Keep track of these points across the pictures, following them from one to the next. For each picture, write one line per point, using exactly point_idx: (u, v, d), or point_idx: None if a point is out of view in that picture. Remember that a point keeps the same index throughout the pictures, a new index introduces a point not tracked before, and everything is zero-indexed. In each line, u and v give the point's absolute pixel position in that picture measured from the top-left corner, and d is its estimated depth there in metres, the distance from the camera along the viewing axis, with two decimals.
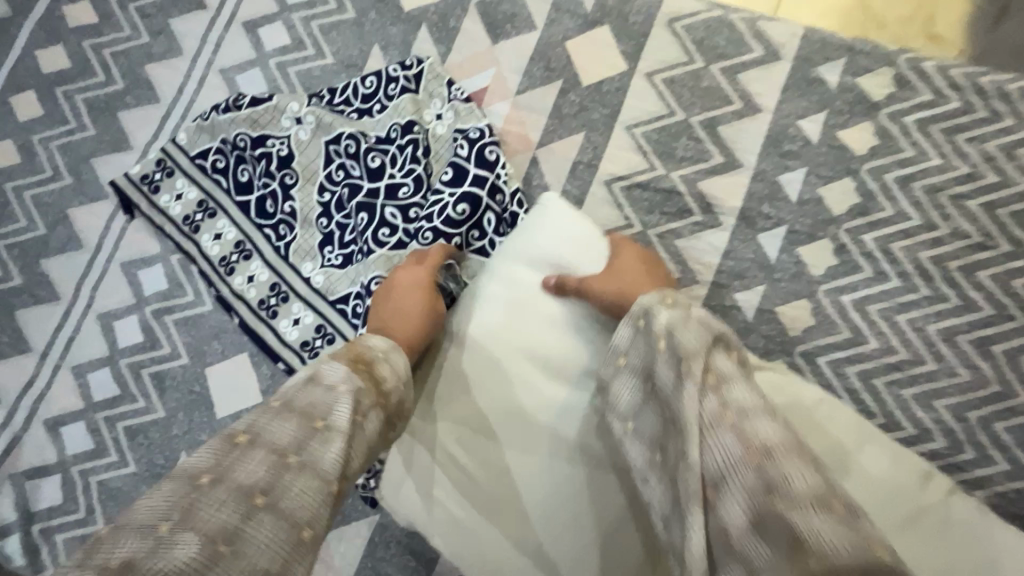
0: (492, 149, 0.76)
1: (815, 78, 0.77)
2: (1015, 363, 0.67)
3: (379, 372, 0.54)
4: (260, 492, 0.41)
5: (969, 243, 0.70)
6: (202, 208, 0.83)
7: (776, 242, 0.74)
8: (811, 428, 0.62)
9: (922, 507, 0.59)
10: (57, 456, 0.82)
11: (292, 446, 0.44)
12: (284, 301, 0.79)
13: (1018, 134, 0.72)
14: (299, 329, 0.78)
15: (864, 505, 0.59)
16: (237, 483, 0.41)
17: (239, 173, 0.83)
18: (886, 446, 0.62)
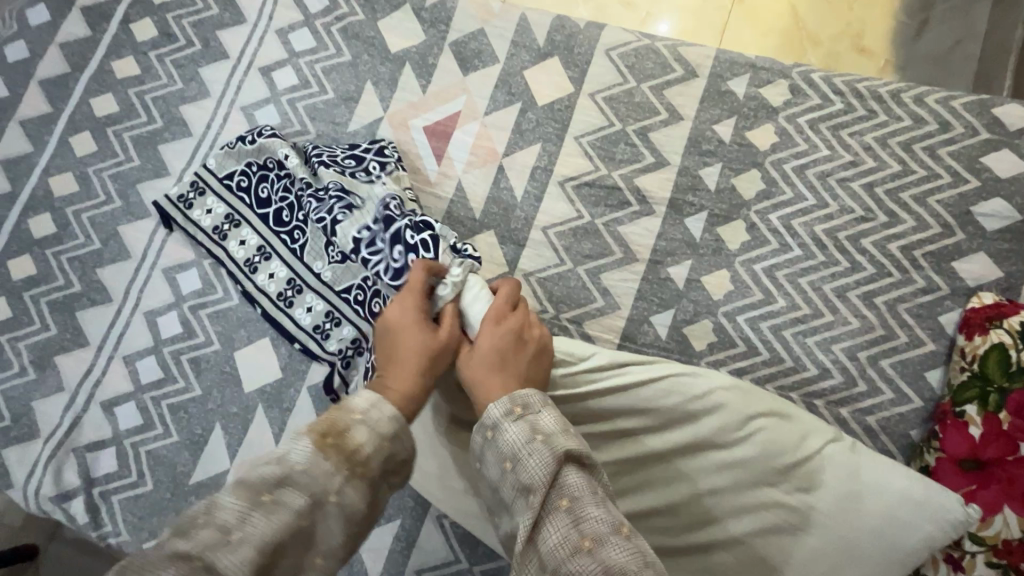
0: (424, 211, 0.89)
1: (726, 90, 0.94)
2: (895, 311, 0.83)
3: (352, 439, 0.53)
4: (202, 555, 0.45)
5: (854, 216, 0.86)
6: (229, 220, 1.00)
7: (700, 224, 0.90)
8: (700, 412, 0.73)
9: (800, 463, 0.70)
10: (111, 431, 0.98)
11: (236, 521, 0.47)
12: (299, 292, 0.96)
13: (890, 127, 0.88)
14: (312, 315, 0.95)
15: (744, 471, 0.70)
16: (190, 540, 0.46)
17: (260, 190, 1.00)
18: (773, 414, 0.72)
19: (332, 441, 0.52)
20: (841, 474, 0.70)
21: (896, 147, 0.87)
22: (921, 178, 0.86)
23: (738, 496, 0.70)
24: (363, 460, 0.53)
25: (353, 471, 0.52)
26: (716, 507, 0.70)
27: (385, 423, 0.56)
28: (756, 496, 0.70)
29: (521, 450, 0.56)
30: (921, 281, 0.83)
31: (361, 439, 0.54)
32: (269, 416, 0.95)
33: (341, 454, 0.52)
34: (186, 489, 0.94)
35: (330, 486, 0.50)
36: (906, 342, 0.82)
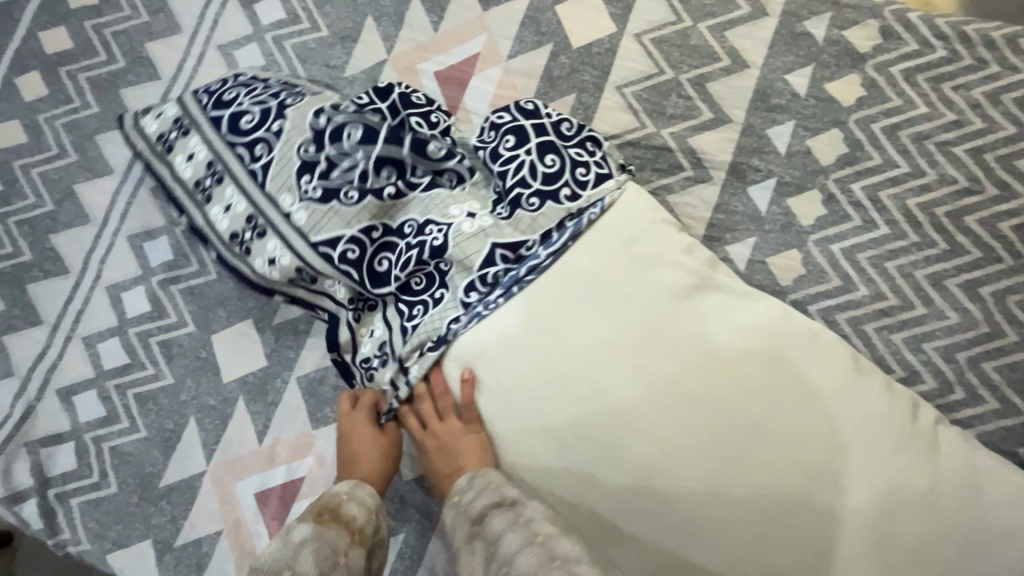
0: (527, 104, 0.71)
1: (801, 33, 0.78)
2: (1003, 304, 0.69)
3: (346, 512, 0.58)
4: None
5: (956, 189, 0.71)
6: (178, 126, 0.80)
7: (766, 194, 0.75)
8: (813, 357, 0.61)
9: (914, 433, 0.59)
10: (70, 424, 0.84)
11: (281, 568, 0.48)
12: (261, 237, 0.73)
13: (1004, 81, 0.73)
14: (275, 269, 0.72)
15: (861, 425, 0.59)
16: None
17: (227, 93, 0.78)
18: (878, 379, 0.61)
19: (329, 516, 0.57)
20: (957, 454, 0.58)
21: (1010, 105, 0.72)
22: None
23: (850, 457, 0.58)
24: (358, 529, 0.57)
25: (353, 537, 0.55)
26: (824, 468, 0.58)
27: (367, 498, 0.62)
28: (857, 473, 0.57)
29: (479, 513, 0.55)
30: None
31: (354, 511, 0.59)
32: (251, 411, 0.81)
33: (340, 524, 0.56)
34: (156, 493, 0.81)
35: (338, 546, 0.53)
36: (1015, 342, 0.68)
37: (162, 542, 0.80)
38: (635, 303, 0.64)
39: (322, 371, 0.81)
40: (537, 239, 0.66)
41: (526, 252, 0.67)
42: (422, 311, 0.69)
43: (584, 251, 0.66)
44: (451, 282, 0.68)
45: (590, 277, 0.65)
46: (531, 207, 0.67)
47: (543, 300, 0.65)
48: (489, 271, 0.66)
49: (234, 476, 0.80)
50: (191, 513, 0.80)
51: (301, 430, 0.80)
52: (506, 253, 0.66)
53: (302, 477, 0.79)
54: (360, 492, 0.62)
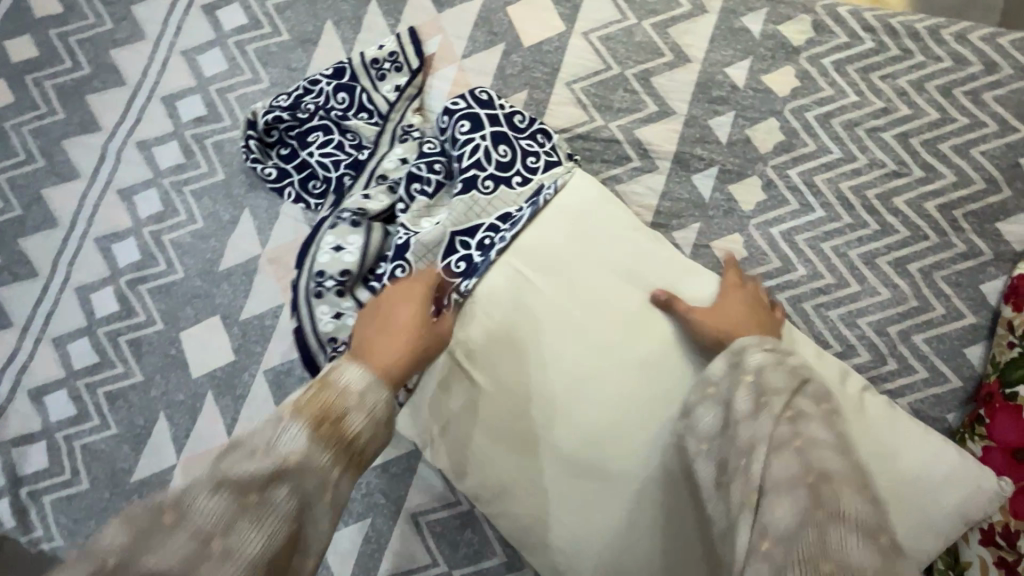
0: (484, 92, 0.77)
1: (739, 28, 0.82)
2: (930, 279, 0.72)
3: (350, 426, 0.45)
4: (118, 557, 0.35)
5: (885, 171, 0.75)
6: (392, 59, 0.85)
7: (709, 181, 0.79)
8: None
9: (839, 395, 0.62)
10: (41, 423, 0.86)
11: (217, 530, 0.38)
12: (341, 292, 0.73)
13: (928, 69, 0.77)
14: (337, 324, 0.72)
15: None
16: (141, 514, 0.37)
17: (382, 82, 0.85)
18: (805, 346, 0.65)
19: (328, 427, 0.44)
20: (885, 418, 0.61)
21: (934, 92, 0.76)
22: (963, 127, 0.74)
23: None
24: (361, 449, 0.45)
25: (352, 461, 0.45)
26: None
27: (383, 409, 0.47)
28: None
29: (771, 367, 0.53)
30: (961, 246, 0.72)
31: (359, 426, 0.45)
32: (220, 404, 0.84)
33: (341, 446, 0.44)
34: (127, 488, 0.83)
35: (328, 486, 0.43)
36: (943, 315, 0.72)
37: None
38: (590, 290, 0.66)
39: (288, 364, 0.84)
40: (492, 223, 0.71)
41: (482, 239, 0.70)
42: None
43: (541, 234, 0.69)
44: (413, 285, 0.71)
45: (545, 266, 0.68)
46: (489, 189, 0.72)
47: (500, 283, 0.68)
48: (450, 261, 0.70)
49: None
50: None
51: None
52: (465, 239, 0.70)
53: None
54: (374, 398, 0.47)
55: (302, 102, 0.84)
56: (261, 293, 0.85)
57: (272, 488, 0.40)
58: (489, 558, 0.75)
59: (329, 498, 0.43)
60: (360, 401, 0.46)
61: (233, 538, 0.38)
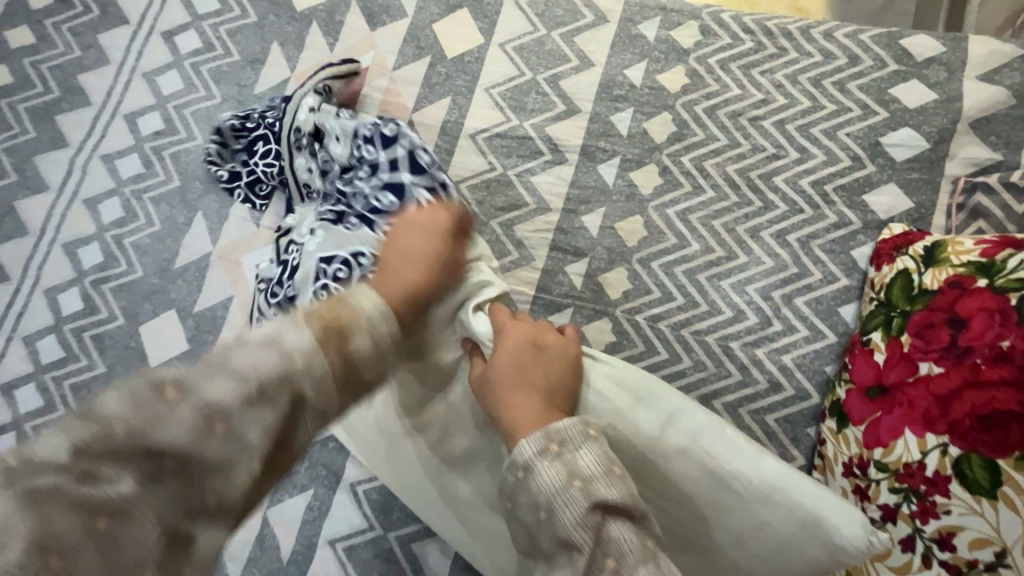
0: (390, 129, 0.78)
1: (636, 34, 0.91)
2: (808, 248, 0.81)
3: (354, 343, 0.46)
4: (127, 420, 0.39)
5: (766, 155, 0.84)
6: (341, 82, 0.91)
7: (613, 170, 0.88)
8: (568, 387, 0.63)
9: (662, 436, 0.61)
10: (11, 415, 0.93)
11: (189, 444, 0.40)
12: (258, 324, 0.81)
13: (800, 64, 0.86)
14: None
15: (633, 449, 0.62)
16: (144, 386, 0.41)
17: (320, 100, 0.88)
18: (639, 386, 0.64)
19: (334, 330, 0.45)
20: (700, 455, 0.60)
21: (806, 84, 0.85)
22: (832, 112, 0.84)
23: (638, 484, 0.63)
24: (352, 370, 0.46)
25: (344, 378, 0.46)
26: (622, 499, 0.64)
27: (385, 327, 0.48)
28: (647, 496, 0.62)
29: (557, 497, 0.52)
30: (833, 217, 0.81)
31: (362, 349, 0.46)
32: None
33: (334, 347, 0.45)
34: None
35: (316, 386, 0.44)
36: (820, 278, 0.79)
37: None
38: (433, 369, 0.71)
39: None
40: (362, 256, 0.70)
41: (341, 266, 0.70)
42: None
43: None
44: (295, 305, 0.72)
45: None
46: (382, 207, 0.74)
47: None
48: (316, 290, 0.70)
49: None
50: None
51: None
52: (325, 268, 0.70)
53: None
54: (381, 314, 0.48)
55: (255, 115, 0.94)
56: (212, 287, 0.93)
57: (243, 415, 0.42)
58: (418, 522, 0.82)
59: (312, 378, 0.44)
60: (368, 323, 0.47)
61: (234, 422, 0.41)
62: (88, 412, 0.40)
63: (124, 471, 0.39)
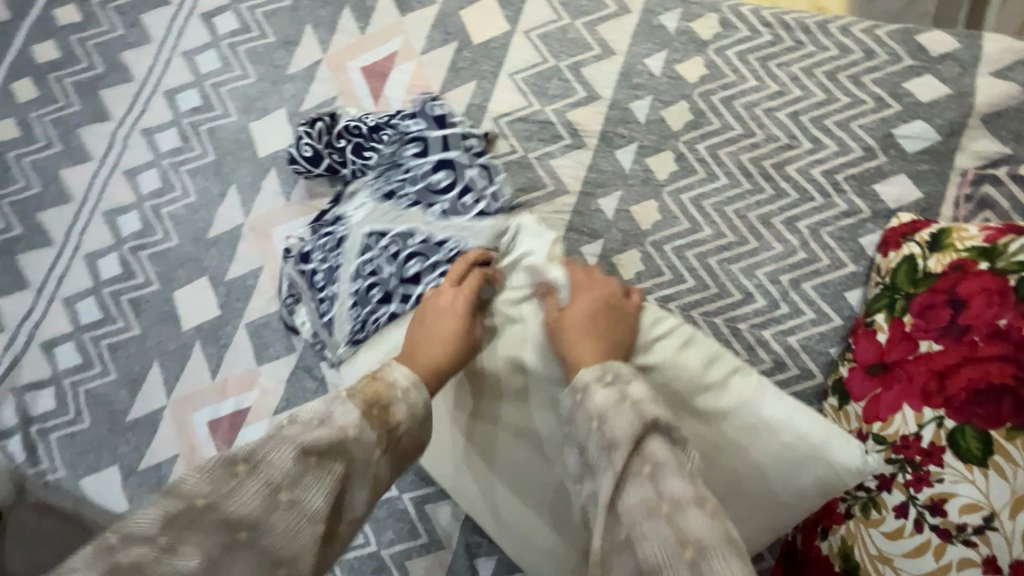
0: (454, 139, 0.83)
1: (657, 25, 0.94)
2: (817, 235, 0.83)
3: (394, 415, 0.58)
4: (206, 496, 0.47)
5: (779, 144, 0.87)
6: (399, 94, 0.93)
7: (629, 155, 0.91)
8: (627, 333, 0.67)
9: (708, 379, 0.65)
10: (51, 371, 0.98)
11: (258, 515, 0.47)
12: (297, 302, 0.89)
13: (817, 57, 0.89)
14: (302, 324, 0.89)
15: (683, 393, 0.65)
16: (221, 467, 0.48)
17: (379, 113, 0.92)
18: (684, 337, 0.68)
19: (376, 411, 0.57)
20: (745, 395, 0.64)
21: (821, 77, 0.88)
22: (846, 105, 0.86)
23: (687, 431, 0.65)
24: (397, 434, 0.58)
25: (390, 443, 0.57)
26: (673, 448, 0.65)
27: (422, 408, 0.61)
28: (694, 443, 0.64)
29: (609, 409, 0.56)
30: (843, 205, 0.83)
31: (400, 417, 0.59)
32: (206, 352, 0.95)
33: (382, 425, 0.56)
34: (123, 426, 0.94)
35: (367, 451, 0.54)
36: (827, 265, 0.82)
37: (127, 467, 0.92)
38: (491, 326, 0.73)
39: (265, 318, 0.95)
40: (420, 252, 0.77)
41: (408, 257, 0.77)
42: (328, 306, 0.83)
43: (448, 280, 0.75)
44: (341, 277, 0.81)
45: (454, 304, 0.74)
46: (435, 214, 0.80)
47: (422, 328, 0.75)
48: (365, 262, 0.79)
49: (190, 409, 0.94)
50: (154, 441, 0.93)
51: (248, 368, 0.94)
52: (377, 244, 0.79)
53: (248, 408, 0.93)
54: (415, 398, 0.61)
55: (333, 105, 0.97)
56: (243, 256, 0.98)
57: (302, 481, 0.49)
58: (432, 485, 0.85)
59: (371, 464, 0.54)
60: (405, 394, 0.60)
61: (293, 492, 0.49)
62: (174, 490, 0.47)
63: (196, 545, 0.45)
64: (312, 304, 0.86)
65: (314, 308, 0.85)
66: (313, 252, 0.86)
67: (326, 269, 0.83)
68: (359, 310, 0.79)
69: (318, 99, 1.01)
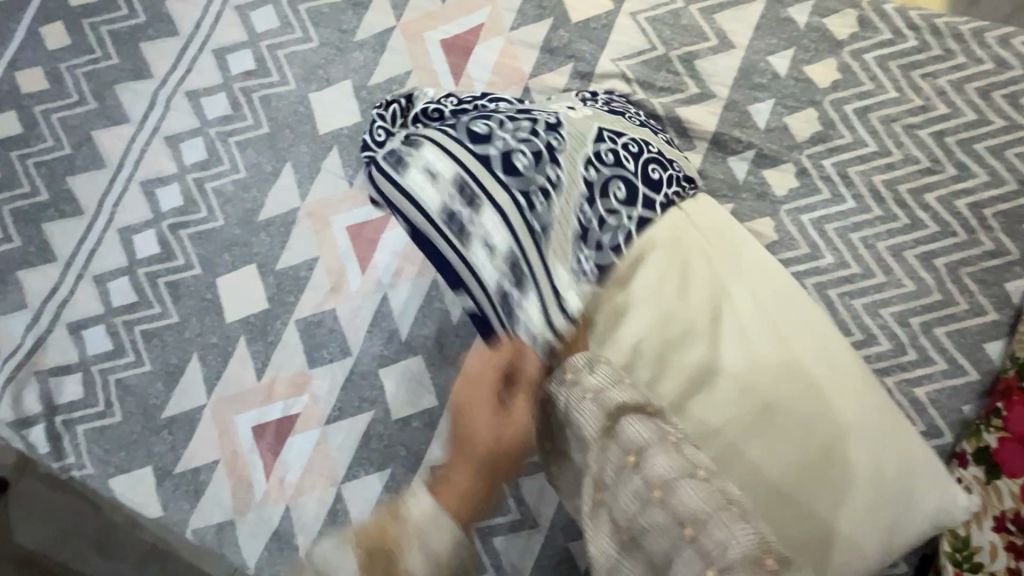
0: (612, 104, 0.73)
1: (785, 18, 0.83)
2: (956, 275, 0.74)
3: (406, 563, 0.45)
4: None
5: (919, 168, 0.77)
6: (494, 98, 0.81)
7: (744, 165, 0.81)
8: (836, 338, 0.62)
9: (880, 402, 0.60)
10: (78, 356, 0.89)
11: None
12: (464, 201, 0.55)
13: (969, 71, 0.78)
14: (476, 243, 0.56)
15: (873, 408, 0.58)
16: None
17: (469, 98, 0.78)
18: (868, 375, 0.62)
19: (382, 561, 0.44)
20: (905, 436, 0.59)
21: (973, 94, 0.78)
22: (998, 130, 0.76)
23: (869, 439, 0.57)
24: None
25: None
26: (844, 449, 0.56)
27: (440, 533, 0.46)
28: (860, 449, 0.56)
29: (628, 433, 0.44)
30: (988, 244, 0.74)
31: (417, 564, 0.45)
32: (252, 348, 0.86)
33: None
34: (157, 423, 0.85)
35: None
36: (966, 310, 0.73)
37: (161, 469, 0.84)
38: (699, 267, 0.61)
39: (320, 315, 0.86)
40: (654, 159, 0.64)
41: (628, 145, 0.63)
42: (542, 196, 0.56)
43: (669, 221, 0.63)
44: (567, 158, 0.58)
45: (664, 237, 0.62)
46: (639, 128, 0.68)
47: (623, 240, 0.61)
48: (600, 148, 0.61)
49: (233, 410, 0.85)
50: (191, 443, 0.85)
51: (298, 370, 0.85)
52: (613, 137, 0.62)
53: (297, 414, 0.84)
54: (432, 529, 0.46)
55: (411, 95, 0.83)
56: (297, 244, 0.88)
57: None
58: (502, 515, 0.78)
59: None
60: (418, 537, 0.45)
61: None
62: None
63: None
64: (505, 198, 0.55)
65: (511, 204, 0.56)
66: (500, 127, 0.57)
67: (536, 147, 0.57)
68: (594, 209, 0.59)
69: (390, 72, 0.90)
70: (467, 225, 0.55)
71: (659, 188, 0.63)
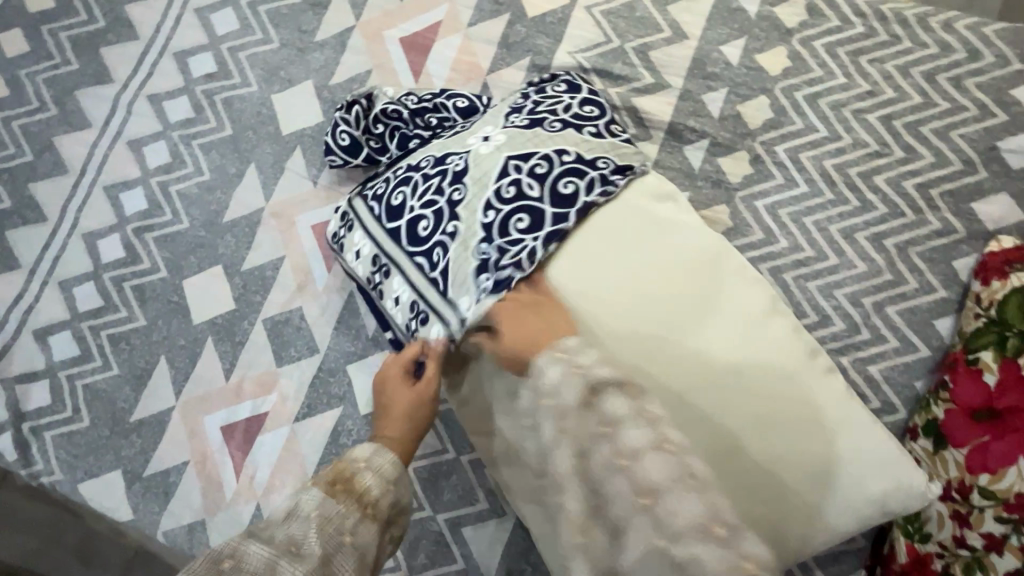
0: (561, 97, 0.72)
1: (736, 7, 0.84)
2: (905, 255, 0.76)
3: (359, 483, 0.51)
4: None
5: (868, 151, 0.79)
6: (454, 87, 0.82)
7: (699, 154, 0.82)
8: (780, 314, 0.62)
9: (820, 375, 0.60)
10: (45, 362, 0.88)
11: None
12: (386, 276, 0.69)
13: (914, 55, 0.80)
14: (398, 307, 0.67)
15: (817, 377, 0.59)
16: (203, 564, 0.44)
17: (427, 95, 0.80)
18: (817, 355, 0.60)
19: (341, 487, 0.50)
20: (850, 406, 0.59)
21: (918, 77, 0.79)
22: (943, 112, 0.78)
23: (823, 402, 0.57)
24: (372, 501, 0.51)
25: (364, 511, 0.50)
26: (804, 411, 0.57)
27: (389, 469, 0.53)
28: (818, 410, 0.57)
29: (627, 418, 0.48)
30: (936, 223, 0.76)
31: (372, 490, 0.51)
32: (219, 349, 0.87)
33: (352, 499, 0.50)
34: (126, 427, 0.86)
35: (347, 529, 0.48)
36: (916, 288, 0.75)
37: (131, 472, 0.84)
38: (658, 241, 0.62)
39: (286, 314, 0.86)
40: (564, 171, 0.63)
41: (534, 166, 0.64)
42: (441, 253, 0.64)
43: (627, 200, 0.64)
44: (465, 210, 0.64)
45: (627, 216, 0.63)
46: (556, 130, 0.67)
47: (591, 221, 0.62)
48: (500, 184, 0.63)
49: (202, 412, 0.85)
50: (161, 446, 0.85)
51: (266, 369, 0.85)
52: (518, 163, 0.64)
53: (266, 413, 0.84)
54: (380, 460, 0.53)
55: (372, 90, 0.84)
56: (262, 244, 0.88)
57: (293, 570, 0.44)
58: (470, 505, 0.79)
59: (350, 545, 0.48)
60: (366, 463, 0.53)
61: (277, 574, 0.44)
62: None
63: None
64: (410, 262, 0.66)
65: (414, 266, 0.66)
66: (411, 196, 0.68)
67: (436, 208, 0.65)
68: (491, 245, 0.62)
69: (351, 71, 0.90)
70: (390, 295, 0.68)
71: (564, 203, 0.62)
